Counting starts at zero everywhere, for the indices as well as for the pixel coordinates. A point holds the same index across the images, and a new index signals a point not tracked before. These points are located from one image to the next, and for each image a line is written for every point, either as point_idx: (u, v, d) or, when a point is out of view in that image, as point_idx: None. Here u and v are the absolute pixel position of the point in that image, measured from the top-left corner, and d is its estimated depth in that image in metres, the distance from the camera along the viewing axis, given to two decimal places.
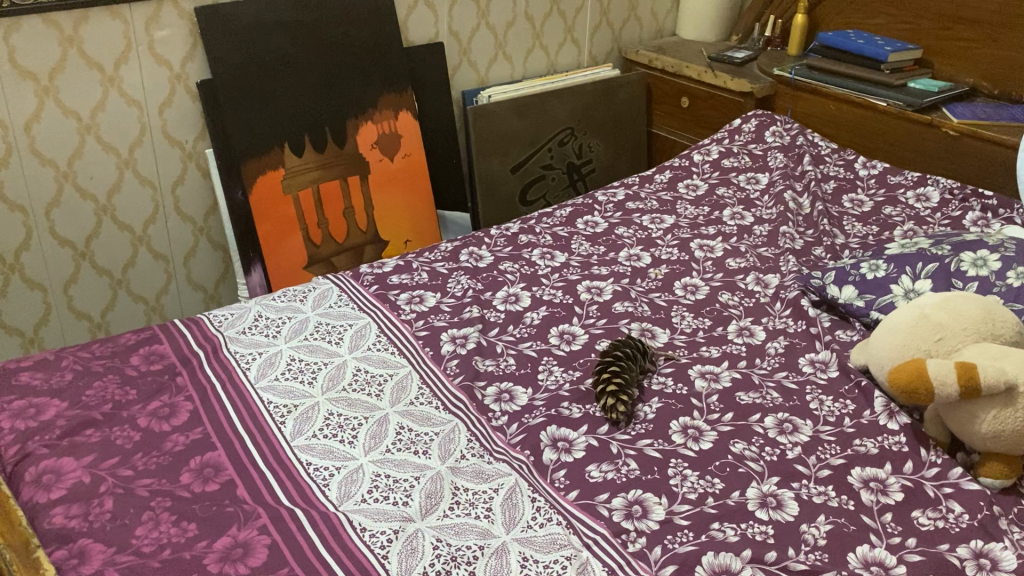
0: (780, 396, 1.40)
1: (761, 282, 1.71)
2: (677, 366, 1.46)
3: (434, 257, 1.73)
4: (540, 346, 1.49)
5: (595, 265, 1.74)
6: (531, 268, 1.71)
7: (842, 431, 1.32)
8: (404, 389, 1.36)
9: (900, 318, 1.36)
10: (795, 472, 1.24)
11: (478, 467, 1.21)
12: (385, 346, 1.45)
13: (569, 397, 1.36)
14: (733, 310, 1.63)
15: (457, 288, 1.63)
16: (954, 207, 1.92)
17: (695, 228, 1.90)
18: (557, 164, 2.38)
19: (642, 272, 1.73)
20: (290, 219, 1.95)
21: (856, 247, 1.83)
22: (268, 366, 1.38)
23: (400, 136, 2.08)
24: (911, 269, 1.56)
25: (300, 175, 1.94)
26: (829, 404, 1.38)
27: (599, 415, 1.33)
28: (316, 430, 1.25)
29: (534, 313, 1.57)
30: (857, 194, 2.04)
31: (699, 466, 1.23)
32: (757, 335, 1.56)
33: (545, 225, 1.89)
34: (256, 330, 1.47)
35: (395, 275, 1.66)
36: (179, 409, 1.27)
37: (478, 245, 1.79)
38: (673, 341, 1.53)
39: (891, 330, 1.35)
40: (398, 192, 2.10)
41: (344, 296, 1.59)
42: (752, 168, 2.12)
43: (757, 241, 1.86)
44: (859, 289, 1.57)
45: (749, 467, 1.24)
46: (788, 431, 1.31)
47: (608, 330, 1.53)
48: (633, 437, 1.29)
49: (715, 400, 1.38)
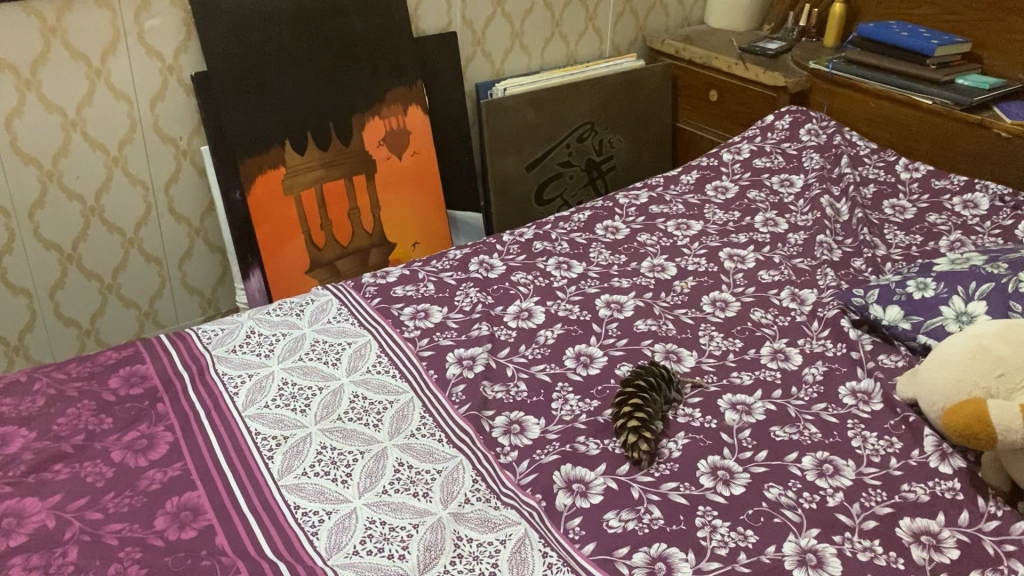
0: (818, 431, 1.27)
1: (797, 299, 1.58)
2: (705, 396, 1.34)
3: (443, 266, 1.61)
4: (555, 369, 1.37)
5: (616, 277, 1.61)
6: (546, 279, 1.58)
7: (888, 474, 1.19)
8: (405, 419, 1.24)
9: (955, 349, 1.22)
10: (837, 524, 1.11)
11: (484, 514, 1.09)
12: (386, 368, 1.33)
13: (586, 431, 1.24)
14: (765, 331, 1.50)
15: (466, 302, 1.50)
16: (1005, 215, 1.79)
17: (724, 236, 1.77)
18: (576, 161, 2.25)
19: (667, 285, 1.60)
20: (291, 222, 1.82)
21: (899, 260, 1.69)
22: (258, 392, 1.26)
23: (409, 132, 1.95)
24: (964, 288, 1.42)
25: (302, 174, 1.82)
26: (873, 441, 1.25)
27: (619, 452, 1.21)
28: (306, 467, 1.14)
29: (548, 331, 1.45)
30: (898, 199, 1.90)
31: (730, 516, 1.11)
32: (792, 359, 1.43)
33: (562, 231, 1.76)
34: (246, 349, 1.35)
35: (400, 286, 1.54)
36: (158, 441, 1.15)
37: (490, 253, 1.66)
38: (701, 365, 1.41)
39: (946, 362, 1.22)
40: (406, 192, 1.98)
41: (344, 310, 1.47)
42: (786, 169, 1.98)
43: (791, 251, 1.73)
44: (905, 310, 1.44)
45: (785, 518, 1.11)
46: (829, 473, 1.18)
47: (629, 351, 1.41)
48: (657, 479, 1.16)
49: (747, 437, 1.26)
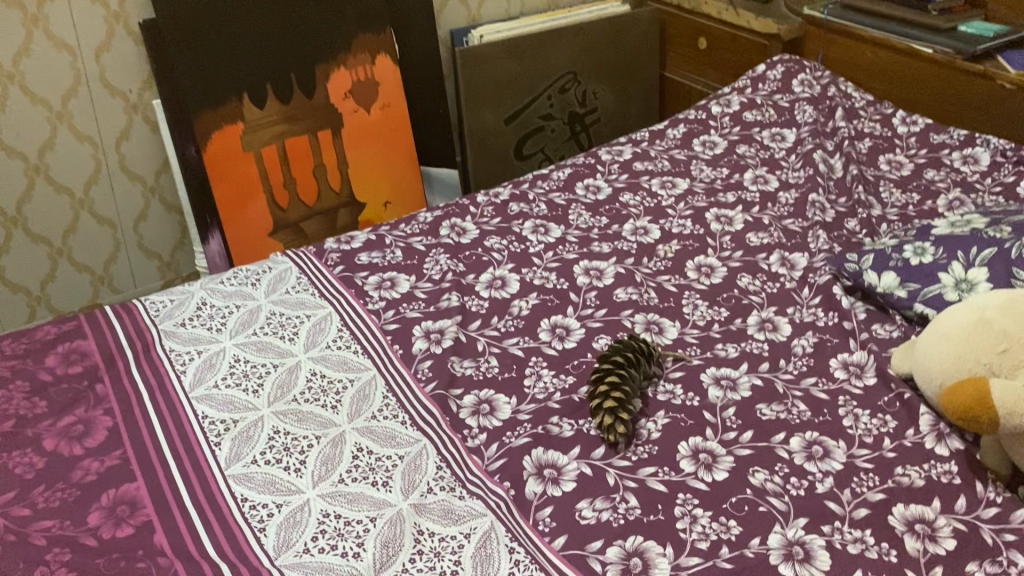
0: (808, 409, 1.19)
1: (787, 263, 1.49)
2: (688, 370, 1.26)
3: (412, 230, 1.51)
4: (529, 343, 1.28)
5: (596, 241, 1.52)
6: (521, 244, 1.49)
7: (881, 457, 1.12)
8: (366, 399, 1.16)
9: (956, 321, 1.14)
10: (827, 513, 1.03)
11: (448, 504, 1.01)
12: (347, 342, 1.25)
13: (560, 411, 1.16)
14: (752, 299, 1.41)
15: (436, 269, 1.41)
16: (1007, 171, 1.70)
17: (712, 195, 1.67)
18: (557, 113, 2.13)
19: (649, 250, 1.51)
20: (252, 180, 1.71)
21: (895, 220, 1.61)
22: (208, 370, 1.17)
23: (378, 84, 1.83)
24: (964, 254, 1.33)
25: (262, 129, 1.71)
26: (865, 420, 1.17)
27: (595, 434, 1.13)
28: (256, 455, 1.05)
29: (522, 301, 1.36)
30: (895, 154, 1.80)
31: (712, 505, 1.03)
32: (780, 330, 1.35)
33: (539, 191, 1.66)
34: (196, 322, 1.26)
35: (365, 252, 1.45)
36: (95, 427, 1.07)
37: (463, 215, 1.56)
38: (684, 337, 1.32)
39: (945, 336, 1.14)
40: (376, 148, 1.86)
41: (304, 279, 1.37)
42: (778, 123, 1.88)
43: (782, 212, 1.63)
44: (901, 276, 1.35)
45: (771, 506, 1.03)
46: (818, 457, 1.11)
47: (608, 323, 1.32)
48: (634, 464, 1.09)
49: (732, 415, 1.18)
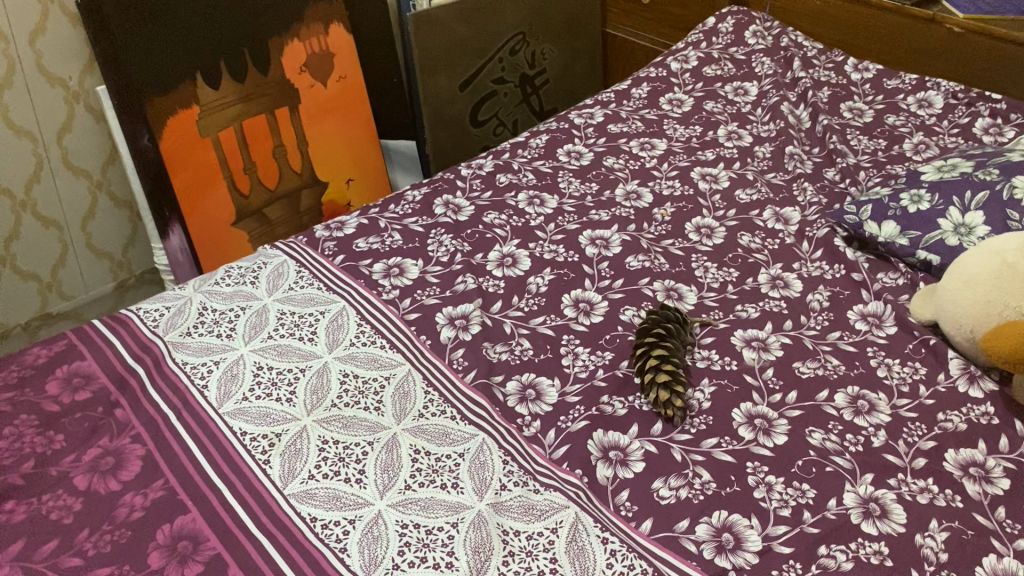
0: (842, 363, 1.21)
1: (781, 218, 1.50)
2: (718, 335, 1.25)
3: (404, 211, 1.44)
4: (556, 321, 1.25)
5: (593, 209, 1.49)
6: (520, 218, 1.44)
7: (921, 405, 1.15)
8: (408, 397, 1.10)
9: (973, 269, 1.18)
10: (888, 466, 1.05)
11: (526, 500, 0.97)
12: (371, 337, 1.18)
13: (608, 390, 1.14)
14: (758, 257, 1.42)
15: (442, 251, 1.35)
16: (961, 112, 1.77)
17: (692, 152, 1.66)
18: (509, 77, 2.08)
19: (647, 215, 1.49)
20: (212, 167, 1.59)
21: (870, 167, 1.64)
22: (232, 382, 1.09)
23: (333, 55, 1.73)
24: (959, 199, 1.37)
25: (217, 112, 1.58)
26: (897, 369, 1.20)
27: (648, 410, 1.11)
28: (312, 470, 0.98)
29: (538, 278, 1.32)
30: (854, 102, 1.84)
31: (781, 471, 1.04)
32: (793, 286, 1.36)
33: (522, 160, 1.61)
34: (203, 330, 1.16)
35: (362, 238, 1.37)
36: (127, 457, 0.97)
37: (452, 191, 1.50)
38: (704, 302, 1.31)
39: (967, 286, 1.17)
40: (335, 123, 1.77)
41: (305, 273, 1.29)
42: (738, 76, 1.88)
43: (762, 165, 1.64)
44: (901, 225, 1.39)
45: (837, 465, 1.05)
46: (865, 411, 1.13)
47: (629, 294, 1.30)
48: (695, 437, 1.08)
49: (772, 377, 1.18)
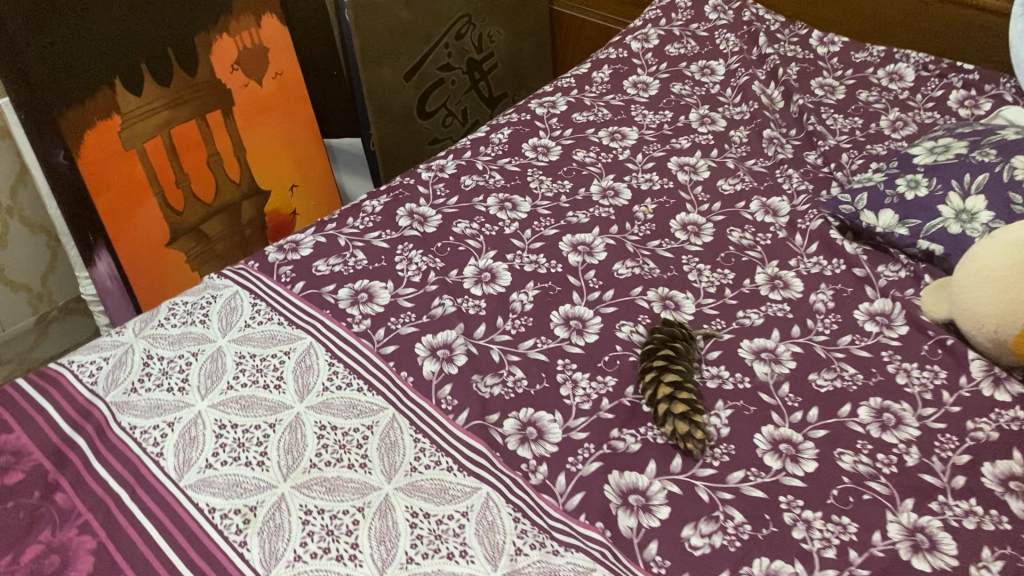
0: (858, 371, 1.12)
1: (769, 210, 1.41)
2: (724, 348, 1.15)
3: (364, 224, 1.30)
4: (549, 344, 1.13)
5: (569, 210, 1.37)
6: (493, 226, 1.32)
7: (948, 413, 1.07)
8: (396, 448, 0.97)
9: (988, 261, 1.11)
10: (927, 488, 0.97)
11: (546, 565, 0.86)
12: (346, 377, 1.04)
13: (616, 422, 1.03)
14: (751, 255, 1.32)
15: (413, 270, 1.21)
16: (933, 85, 1.70)
17: (665, 141, 1.56)
18: (456, 63, 1.94)
19: (627, 213, 1.38)
20: (140, 183, 1.41)
21: (851, 149, 1.55)
22: (190, 447, 0.94)
23: (266, 49, 1.56)
24: (959, 182, 1.29)
25: (142, 120, 1.40)
26: (917, 375, 1.12)
27: (664, 443, 1.00)
28: (297, 549, 0.85)
29: (522, 294, 1.20)
30: (824, 78, 1.75)
31: (817, 504, 0.94)
32: (792, 287, 1.26)
33: (486, 159, 1.48)
34: (150, 385, 1.01)
35: (321, 259, 1.22)
36: (75, 555, 0.83)
37: (415, 198, 1.36)
38: (703, 310, 1.21)
39: (981, 281, 1.10)
40: (274, 125, 1.61)
41: (262, 305, 1.14)
42: (703, 55, 1.78)
43: (741, 152, 1.54)
44: (900, 213, 1.31)
45: (874, 492, 0.96)
46: (892, 425, 1.04)
47: (622, 306, 1.19)
48: (720, 471, 0.98)
49: (788, 393, 1.09)
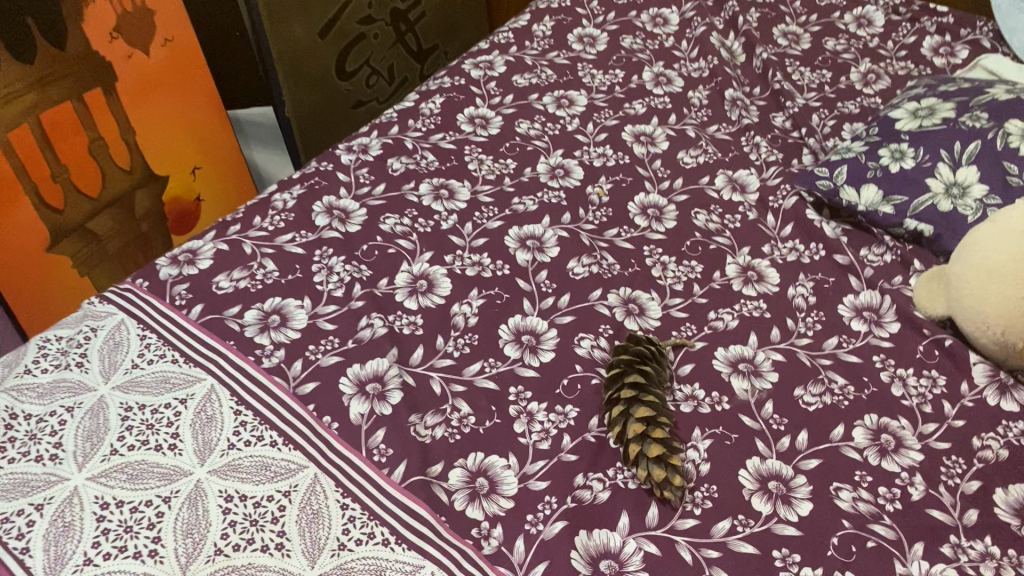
0: (849, 382, 0.99)
1: (737, 186, 1.25)
2: (697, 360, 1.00)
3: (274, 224, 1.11)
4: (497, 368, 0.97)
5: (514, 195, 1.19)
6: (427, 219, 1.13)
7: (952, 429, 0.95)
8: (320, 520, 0.81)
9: (981, 256, 0.99)
10: (937, 527, 0.85)
11: None
12: (257, 430, 0.87)
13: (580, 465, 0.88)
14: (719, 241, 1.16)
15: (333, 283, 1.03)
16: (905, 30, 1.55)
17: (618, 106, 1.38)
18: (378, 15, 1.72)
19: (580, 196, 1.21)
20: (8, 181, 1.19)
21: (821, 108, 1.39)
22: (64, 539, 0.77)
23: (152, 13, 1.33)
24: (948, 152, 1.16)
25: (3, 105, 1.16)
26: (914, 383, 0.99)
27: (638, 489, 0.86)
28: None
29: (463, 305, 1.03)
30: (788, 24, 1.58)
31: (816, 558, 0.82)
32: (769, 278, 1.11)
33: (415, 135, 1.29)
34: (14, 454, 0.83)
35: (223, 274, 1.03)
36: None
37: (334, 188, 1.17)
38: (671, 314, 1.05)
39: (976, 280, 0.98)
40: (166, 101, 1.39)
41: (152, 339, 0.95)
42: (654, 2, 1.60)
43: (702, 117, 1.38)
44: (884, 189, 1.17)
45: (878, 537, 0.84)
46: (892, 450, 0.92)
47: (580, 315, 1.03)
48: (703, 522, 0.84)
49: (773, 414, 0.95)
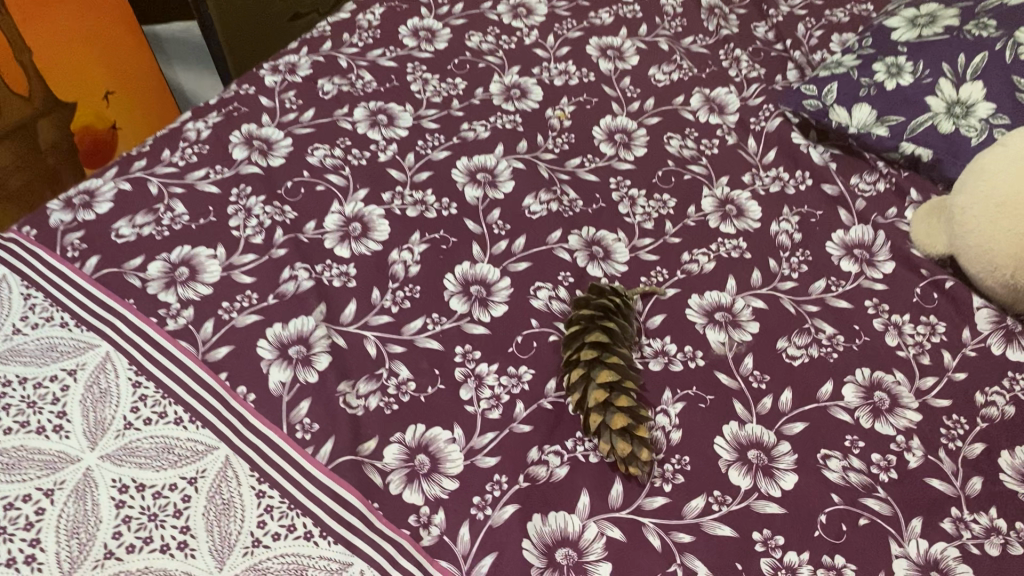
0: (839, 332, 0.88)
1: (714, 107, 1.11)
2: (669, 310, 0.88)
3: (186, 158, 0.97)
4: (441, 324, 0.85)
5: (463, 120, 1.05)
6: (362, 150, 0.99)
7: (953, 383, 0.84)
8: (231, 512, 0.70)
9: (985, 190, 0.87)
10: (937, 499, 0.75)
11: None
12: (159, 406, 0.75)
13: (535, 437, 0.77)
14: (694, 170, 1.03)
15: (252, 228, 0.90)
16: None
17: (582, 15, 1.23)
18: None
19: (538, 121, 1.07)
20: None
21: (808, 16, 1.25)
22: None
23: None
24: (950, 66, 1.02)
25: None
26: (910, 332, 0.88)
27: (600, 463, 0.76)
28: None
29: (403, 250, 0.90)
30: None
31: (803, 541, 0.72)
32: (749, 212, 0.99)
33: (351, 52, 1.14)
34: None
35: (124, 219, 0.90)
36: None
37: (256, 115, 1.03)
38: (639, 256, 0.93)
39: (982, 218, 0.86)
40: (66, 19, 1.24)
41: (38, 299, 0.82)
42: None
43: (676, 27, 1.23)
44: (878, 109, 1.04)
45: (872, 513, 0.74)
46: (887, 410, 0.81)
47: (536, 260, 0.91)
48: (674, 500, 0.74)
49: (753, 371, 0.84)
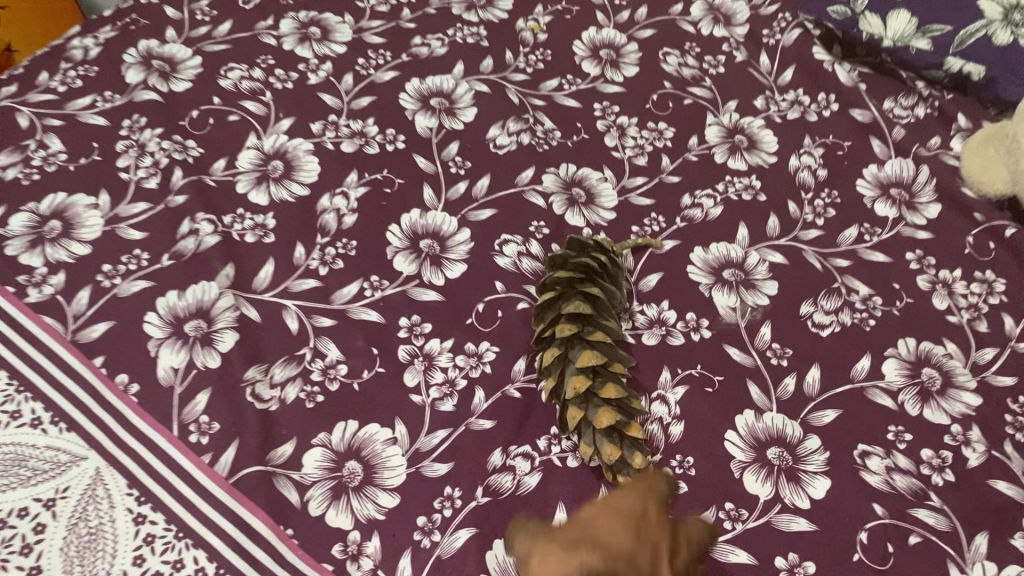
0: (876, 293, 0.71)
1: (720, 16, 0.92)
2: (666, 267, 0.71)
3: (67, 82, 0.78)
4: (382, 290, 0.67)
5: (414, 33, 0.86)
6: (287, 70, 0.81)
7: (1017, 356, 0.68)
8: (98, 546, 0.54)
9: None
10: (1003, 508, 0.60)
11: None
12: (11, 403, 0.59)
13: (499, 434, 0.61)
14: (696, 93, 0.85)
15: (146, 170, 0.72)
16: None
17: None
18: None
19: (506, 33, 0.87)
20: None
21: None
22: None
23: None
24: None
25: None
26: (962, 291, 0.72)
27: (580, 468, 0.60)
28: None
29: (336, 194, 0.72)
30: None
31: (838, 569, 0.57)
32: (763, 144, 0.81)
33: None
34: None
35: None
36: None
37: (158, 29, 0.83)
38: (630, 200, 0.76)
39: None
40: None
41: None
42: None
43: None
44: (920, 16, 0.85)
45: (925, 529, 0.59)
46: (938, 391, 0.65)
47: (503, 206, 0.73)
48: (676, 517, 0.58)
49: (771, 343, 0.67)
